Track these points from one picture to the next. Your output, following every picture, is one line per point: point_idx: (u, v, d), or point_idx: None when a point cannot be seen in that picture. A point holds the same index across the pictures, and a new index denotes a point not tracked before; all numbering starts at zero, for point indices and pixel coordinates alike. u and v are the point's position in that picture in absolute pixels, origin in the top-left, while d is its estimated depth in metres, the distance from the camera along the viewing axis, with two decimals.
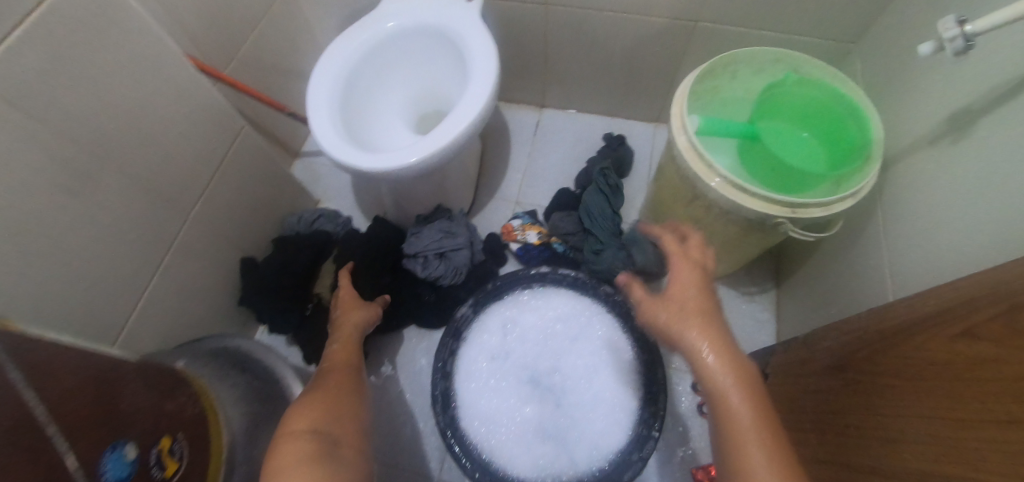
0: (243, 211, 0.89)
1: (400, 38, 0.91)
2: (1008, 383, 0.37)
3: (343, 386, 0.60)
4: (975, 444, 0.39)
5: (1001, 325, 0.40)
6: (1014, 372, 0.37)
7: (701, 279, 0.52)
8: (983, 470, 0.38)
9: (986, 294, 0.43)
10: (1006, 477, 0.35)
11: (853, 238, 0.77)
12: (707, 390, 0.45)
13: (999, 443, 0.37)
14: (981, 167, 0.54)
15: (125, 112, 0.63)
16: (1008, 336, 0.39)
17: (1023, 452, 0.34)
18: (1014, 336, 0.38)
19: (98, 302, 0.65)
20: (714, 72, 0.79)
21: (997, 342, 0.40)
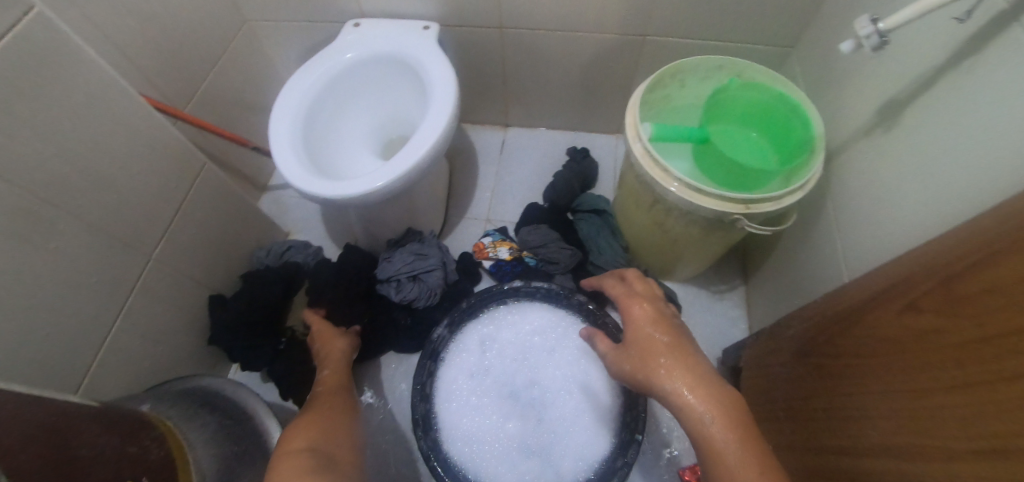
0: (209, 248, 0.88)
1: (360, 67, 0.93)
2: (963, 347, 0.39)
3: (337, 411, 0.61)
4: (935, 411, 0.41)
5: (944, 296, 0.42)
6: (965, 337, 0.39)
7: (656, 316, 0.55)
8: (950, 435, 0.39)
9: (925, 269, 0.46)
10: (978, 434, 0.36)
11: (808, 230, 0.80)
12: (687, 423, 0.47)
13: (959, 408, 0.39)
14: (911, 152, 0.58)
15: (81, 156, 0.63)
16: (953, 305, 0.41)
17: (988, 411, 0.36)
18: (959, 303, 0.41)
19: (56, 351, 0.63)
20: (663, 82, 0.82)
21: (939, 312, 0.42)
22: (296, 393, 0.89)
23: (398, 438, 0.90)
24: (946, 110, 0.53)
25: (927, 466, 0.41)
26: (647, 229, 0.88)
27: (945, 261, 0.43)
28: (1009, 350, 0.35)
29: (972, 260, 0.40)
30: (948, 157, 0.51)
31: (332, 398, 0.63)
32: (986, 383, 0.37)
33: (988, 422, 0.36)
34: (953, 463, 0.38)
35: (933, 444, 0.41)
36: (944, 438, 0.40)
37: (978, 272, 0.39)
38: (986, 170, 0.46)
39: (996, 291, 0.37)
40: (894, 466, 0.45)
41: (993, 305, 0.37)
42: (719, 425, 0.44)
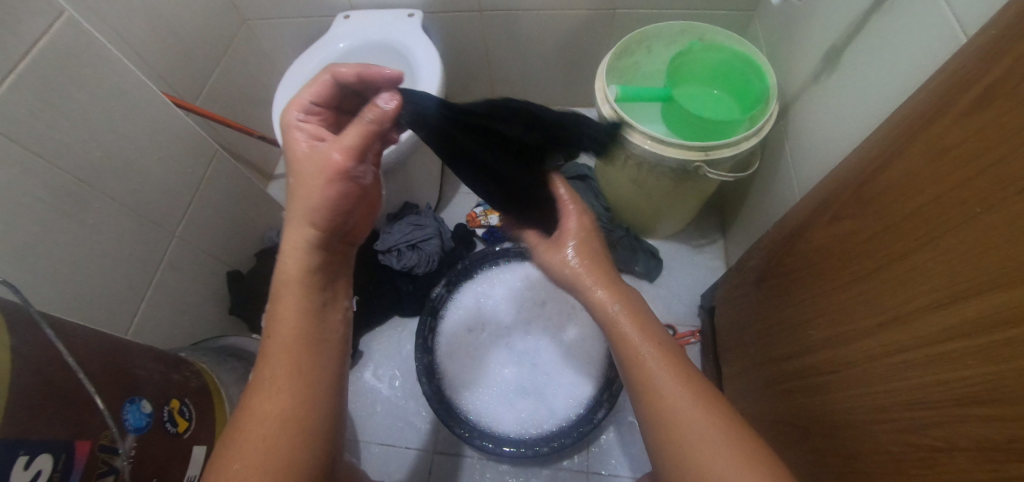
0: (225, 227, 0.96)
1: (352, 56, 1.01)
2: (880, 234, 0.45)
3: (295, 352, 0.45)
4: (856, 298, 0.48)
5: (857, 202, 0.50)
6: (880, 225, 0.46)
7: (586, 230, 0.58)
8: (874, 313, 0.46)
9: (843, 183, 0.53)
10: (898, 302, 0.43)
11: (771, 177, 0.87)
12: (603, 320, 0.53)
13: (873, 290, 0.46)
14: (846, 90, 0.64)
15: (111, 143, 0.71)
16: (863, 207, 0.48)
17: (899, 283, 0.43)
18: (872, 202, 0.47)
19: (99, 314, 0.72)
20: (630, 49, 0.89)
21: (854, 215, 0.50)
22: None
23: (405, 391, 0.98)
24: (870, 47, 0.60)
25: (856, 346, 0.48)
26: (625, 186, 0.95)
27: (856, 172, 0.51)
28: (915, 227, 0.41)
29: (874, 166, 0.48)
30: (870, 87, 0.58)
31: (284, 308, 0.47)
32: (892, 264, 0.44)
33: (901, 291, 0.42)
34: (875, 336, 0.46)
35: (858, 326, 0.48)
36: (865, 319, 0.47)
37: (880, 175, 0.47)
38: (898, 93, 0.53)
39: (895, 187, 0.44)
40: (834, 354, 0.52)
41: (894, 198, 0.44)
42: (636, 331, 0.50)
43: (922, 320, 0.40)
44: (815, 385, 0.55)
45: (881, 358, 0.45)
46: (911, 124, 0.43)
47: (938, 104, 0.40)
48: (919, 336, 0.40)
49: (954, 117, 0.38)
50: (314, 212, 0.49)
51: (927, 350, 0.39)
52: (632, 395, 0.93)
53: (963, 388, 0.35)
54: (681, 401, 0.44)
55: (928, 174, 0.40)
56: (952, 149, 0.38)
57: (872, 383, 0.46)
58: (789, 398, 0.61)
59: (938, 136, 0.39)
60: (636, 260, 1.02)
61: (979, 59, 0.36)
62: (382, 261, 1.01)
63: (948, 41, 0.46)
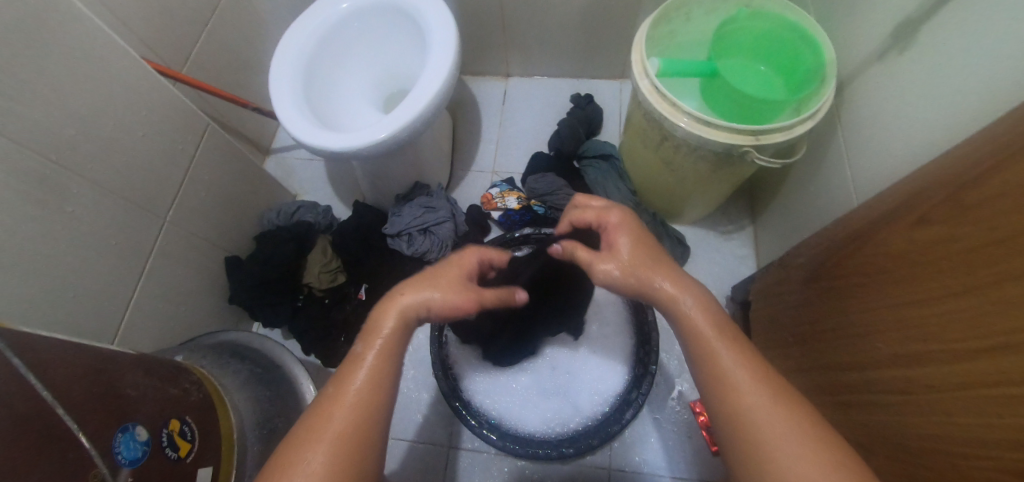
0: (220, 209, 0.89)
1: (355, 19, 0.90)
2: (979, 249, 0.39)
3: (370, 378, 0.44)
4: (930, 318, 0.44)
5: (948, 209, 0.43)
6: (979, 240, 0.39)
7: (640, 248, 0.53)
8: (962, 339, 0.40)
9: (933, 183, 0.46)
10: (999, 329, 0.36)
11: (818, 162, 0.79)
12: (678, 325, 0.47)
13: (953, 313, 0.41)
14: (924, 71, 0.57)
15: (87, 119, 0.62)
16: (958, 215, 0.42)
17: (1001, 309, 0.36)
18: (969, 210, 0.41)
19: (86, 309, 0.65)
20: (668, 16, 0.80)
21: (944, 224, 0.43)
22: (317, 347, 0.90)
23: (417, 382, 0.93)
24: (961, 26, 0.52)
25: (926, 370, 0.43)
26: (655, 170, 0.88)
27: (952, 173, 0.44)
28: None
29: (976, 169, 0.41)
30: (962, 74, 0.51)
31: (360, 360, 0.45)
32: (979, 288, 0.38)
33: (1002, 320, 0.36)
34: (949, 365, 0.41)
35: (930, 350, 0.43)
36: (940, 343, 0.42)
37: (981, 181, 0.40)
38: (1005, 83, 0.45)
39: (996, 198, 0.38)
40: (897, 375, 0.47)
41: (991, 212, 0.38)
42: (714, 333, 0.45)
43: (1004, 357, 0.35)
44: (870, 402, 0.51)
45: (952, 389, 0.40)
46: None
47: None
48: (997, 375, 0.36)
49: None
50: (425, 299, 0.49)
51: (1001, 391, 0.35)
52: (657, 390, 0.89)
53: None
54: (767, 414, 0.39)
55: None
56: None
57: (938, 414, 0.42)
58: (839, 412, 0.56)
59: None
60: (663, 248, 0.96)
61: None
62: (392, 247, 0.94)
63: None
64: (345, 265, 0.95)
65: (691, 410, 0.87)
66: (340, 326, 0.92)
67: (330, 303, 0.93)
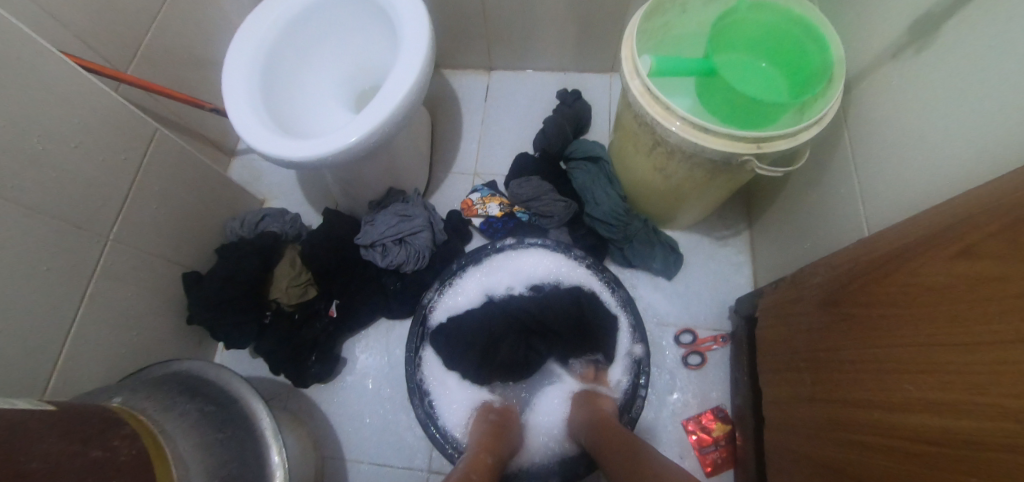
0: (176, 221, 0.81)
1: (320, 10, 0.82)
2: None
3: None
4: (968, 365, 0.38)
5: (1000, 243, 0.38)
6: None
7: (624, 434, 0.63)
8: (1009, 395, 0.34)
9: (984, 212, 0.40)
10: None
11: (822, 168, 0.74)
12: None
13: (993, 363, 0.36)
14: (949, 76, 0.51)
15: (5, 132, 0.55)
16: (1013, 250, 0.36)
17: None
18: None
19: (17, 344, 0.59)
20: (662, 8, 0.73)
21: (994, 260, 0.38)
22: (287, 368, 0.84)
23: (395, 402, 0.88)
24: (994, 28, 0.46)
25: (962, 424, 0.38)
26: (647, 175, 0.82)
27: (1009, 202, 0.38)
28: None
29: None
30: (996, 85, 0.45)
31: None
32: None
33: None
34: (988, 423, 0.36)
35: (968, 402, 0.38)
36: (978, 395, 0.37)
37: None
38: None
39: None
40: (926, 423, 0.42)
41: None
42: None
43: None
44: (889, 447, 0.46)
45: (990, 451, 0.35)
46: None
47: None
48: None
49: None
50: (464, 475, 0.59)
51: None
52: (648, 408, 0.85)
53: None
54: None
55: None
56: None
57: (970, 475, 0.37)
58: (852, 452, 0.52)
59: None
60: (655, 255, 0.90)
61: None
62: (366, 258, 0.88)
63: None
64: (315, 278, 0.88)
65: (684, 429, 0.83)
66: (311, 344, 0.86)
67: (300, 320, 0.87)
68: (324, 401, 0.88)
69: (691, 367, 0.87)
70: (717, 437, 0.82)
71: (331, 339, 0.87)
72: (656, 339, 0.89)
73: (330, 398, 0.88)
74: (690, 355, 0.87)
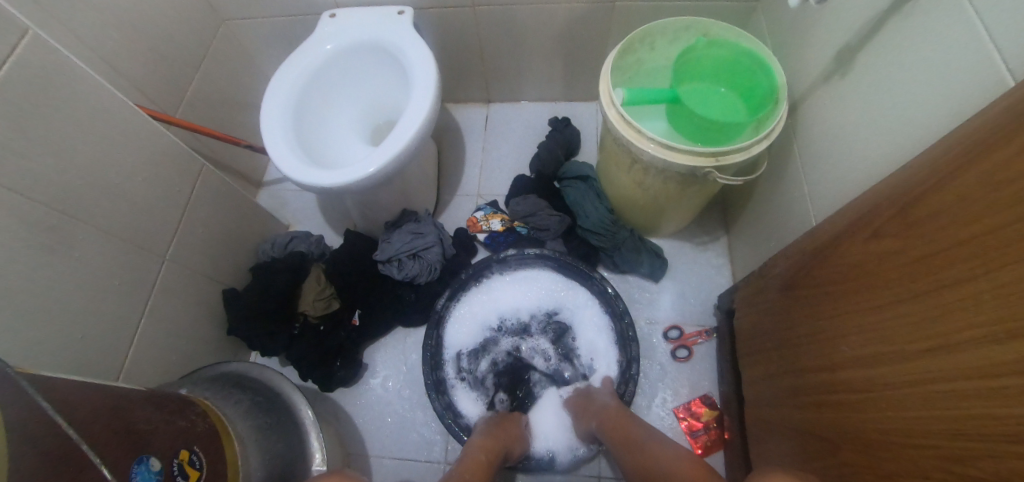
0: (216, 244, 0.92)
1: (341, 58, 0.96)
2: (923, 259, 0.44)
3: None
4: (896, 320, 0.47)
5: (901, 222, 0.48)
6: (923, 250, 0.44)
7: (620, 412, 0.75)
8: (908, 341, 0.45)
9: (883, 201, 0.51)
10: (938, 333, 0.42)
11: (780, 177, 0.85)
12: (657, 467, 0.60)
13: (919, 315, 0.44)
14: (863, 97, 0.63)
15: (93, 169, 0.67)
16: (908, 228, 0.47)
17: (942, 314, 0.41)
18: (914, 227, 0.46)
19: (92, 348, 0.69)
20: (633, 47, 0.87)
21: (898, 235, 0.48)
22: (315, 373, 0.93)
23: (412, 401, 0.97)
24: (890, 59, 0.58)
25: (881, 369, 0.48)
26: (629, 189, 0.93)
27: (900, 190, 0.49)
28: (958, 260, 0.40)
29: (920, 188, 0.46)
30: (899, 104, 0.56)
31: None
32: (938, 291, 0.42)
33: (941, 323, 0.41)
34: (906, 364, 0.45)
35: (887, 351, 0.48)
36: (904, 342, 0.46)
37: (929, 196, 0.45)
38: (935, 116, 0.50)
39: (947, 211, 0.42)
40: (863, 374, 0.51)
41: (944, 225, 0.42)
42: None
43: (973, 352, 0.38)
44: (844, 402, 0.54)
45: (903, 387, 0.45)
46: (968, 148, 0.41)
47: (998, 132, 0.38)
48: (970, 368, 0.38)
49: (1017, 146, 0.36)
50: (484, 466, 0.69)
51: (976, 384, 0.37)
52: (642, 397, 0.94)
53: (1017, 428, 0.33)
54: None
55: (979, 204, 0.39)
56: (1013, 182, 0.35)
57: (894, 409, 0.46)
58: (813, 412, 0.60)
59: (1000, 164, 0.37)
60: (642, 261, 1.01)
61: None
62: (383, 273, 0.98)
63: (994, 77, 0.44)
64: (338, 292, 0.97)
65: (676, 416, 0.92)
66: (335, 351, 0.95)
67: (326, 330, 0.96)
68: (348, 404, 0.97)
69: (679, 360, 0.96)
70: (707, 421, 0.90)
71: (354, 346, 0.97)
72: (646, 337, 0.99)
73: (354, 401, 0.98)
74: (678, 349, 0.96)
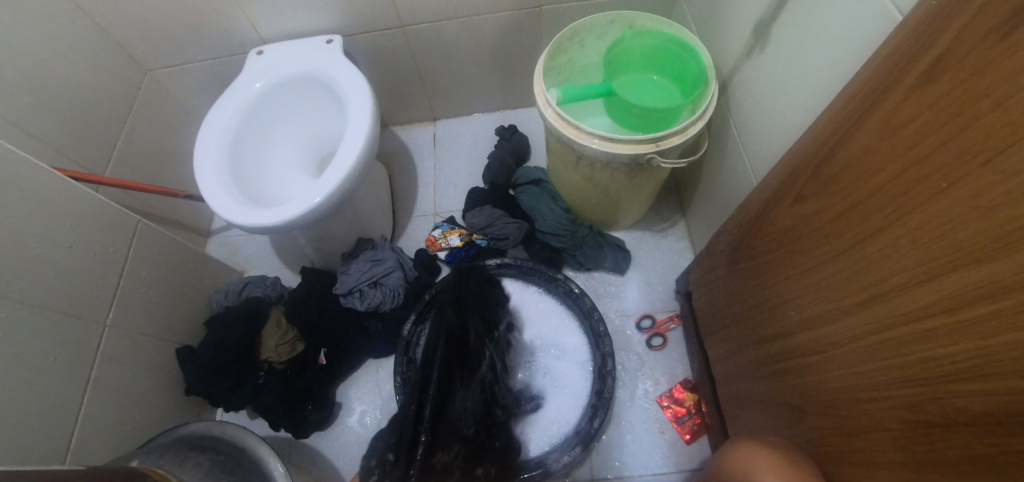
0: (164, 302, 0.88)
1: (272, 95, 0.94)
2: (845, 211, 0.45)
3: None
4: (831, 276, 0.47)
5: (818, 180, 0.49)
6: (843, 203, 0.45)
7: None
8: (848, 293, 0.45)
9: (800, 160, 0.52)
10: (871, 282, 0.42)
11: (722, 154, 0.87)
12: None
13: (849, 267, 0.45)
14: (782, 65, 0.65)
15: (14, 242, 0.63)
16: (824, 185, 0.48)
17: (871, 264, 0.42)
18: (832, 182, 0.47)
19: (33, 433, 0.64)
20: (563, 47, 0.88)
21: (819, 194, 0.49)
22: (286, 420, 0.89)
23: None
24: (800, 26, 0.60)
25: (826, 328, 0.49)
26: (580, 186, 0.93)
27: (811, 150, 0.50)
28: (872, 211, 0.41)
29: (829, 145, 0.47)
30: (813, 66, 0.58)
31: None
32: (863, 241, 0.42)
33: (872, 270, 0.42)
34: (847, 318, 0.45)
35: (829, 308, 0.48)
36: (843, 296, 0.46)
37: (838, 153, 0.46)
38: (846, 74, 0.52)
39: (855, 163, 0.43)
40: (813, 335, 0.51)
41: (854, 177, 0.43)
42: None
43: (901, 298, 0.38)
44: (800, 366, 0.54)
45: (852, 341, 0.45)
46: (863, 99, 0.42)
47: (885, 81, 0.39)
48: (902, 311, 0.38)
49: (905, 90, 0.37)
50: None
51: (912, 326, 0.37)
52: (624, 391, 0.93)
53: (953, 366, 0.33)
54: None
55: (883, 150, 0.40)
56: (907, 126, 0.37)
57: (847, 365, 0.46)
58: (778, 381, 0.60)
59: (893, 110, 0.38)
60: (605, 256, 1.01)
61: (913, 42, 0.36)
62: (346, 306, 0.95)
63: (890, 30, 0.45)
64: (301, 334, 0.93)
65: (660, 405, 0.91)
66: (306, 394, 0.91)
67: (292, 375, 0.91)
68: (326, 447, 0.93)
69: (654, 348, 0.96)
70: (689, 406, 0.90)
71: (325, 386, 0.93)
72: (619, 330, 0.98)
73: (331, 443, 0.94)
74: (652, 337, 0.96)
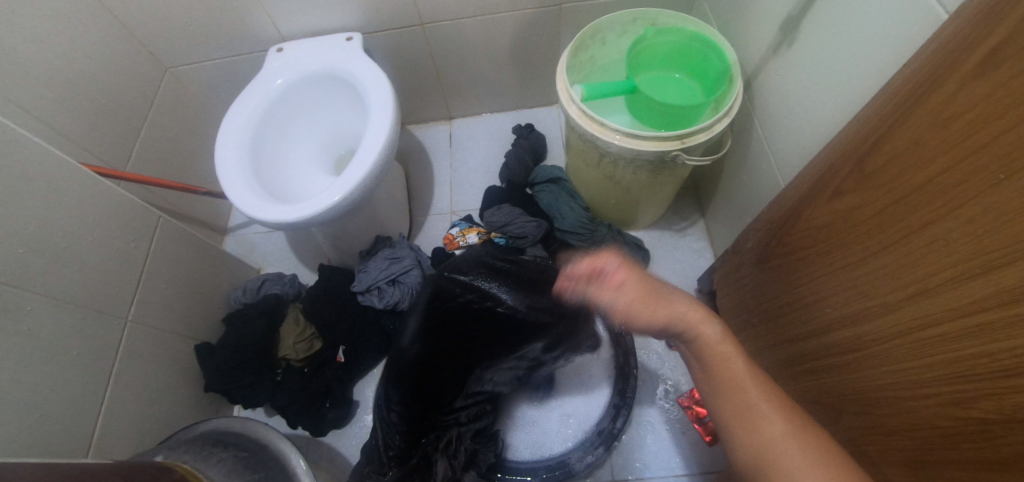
0: (183, 298, 0.88)
1: (292, 93, 0.94)
2: (888, 207, 0.44)
3: None
4: (873, 272, 0.46)
5: (859, 176, 0.48)
6: (887, 198, 0.44)
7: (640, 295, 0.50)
8: (892, 290, 0.44)
9: (841, 155, 0.51)
10: (918, 278, 0.41)
11: (744, 152, 0.86)
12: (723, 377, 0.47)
13: (893, 263, 0.44)
14: (811, 61, 0.65)
15: (39, 237, 0.63)
16: (866, 180, 0.47)
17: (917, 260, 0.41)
18: (873, 178, 0.46)
19: (56, 427, 0.64)
20: (584, 44, 0.87)
21: (859, 189, 0.48)
22: (303, 418, 0.88)
23: None
24: (831, 21, 0.60)
25: (867, 326, 0.48)
26: (600, 184, 0.93)
27: (855, 143, 0.50)
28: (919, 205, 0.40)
29: (873, 137, 0.46)
30: (847, 61, 0.57)
31: None
32: (909, 237, 0.41)
33: (918, 266, 0.41)
34: (890, 315, 0.45)
35: (870, 305, 0.47)
36: (885, 293, 0.45)
37: (881, 147, 0.45)
38: (883, 68, 0.51)
39: (900, 157, 0.42)
40: (851, 332, 0.50)
41: (900, 171, 0.42)
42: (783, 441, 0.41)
43: (952, 293, 0.37)
44: (838, 365, 0.53)
45: (895, 338, 0.44)
46: (912, 90, 0.42)
47: (936, 72, 0.38)
48: (952, 306, 0.37)
49: (959, 80, 0.36)
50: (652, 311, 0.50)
51: (965, 321, 0.36)
52: (644, 391, 0.92)
53: (1009, 362, 0.32)
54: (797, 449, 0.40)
55: (931, 144, 0.39)
56: (959, 119, 0.36)
57: (889, 363, 0.45)
58: (809, 380, 0.59)
59: (944, 101, 0.37)
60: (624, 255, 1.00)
61: (972, 29, 0.35)
62: (364, 303, 0.95)
63: (931, 23, 0.45)
64: (319, 331, 0.92)
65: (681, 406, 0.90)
66: (324, 392, 0.91)
67: (310, 372, 0.90)
68: (343, 445, 0.93)
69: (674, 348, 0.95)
70: None
71: (343, 384, 0.92)
72: None
73: (348, 442, 0.93)
74: None
